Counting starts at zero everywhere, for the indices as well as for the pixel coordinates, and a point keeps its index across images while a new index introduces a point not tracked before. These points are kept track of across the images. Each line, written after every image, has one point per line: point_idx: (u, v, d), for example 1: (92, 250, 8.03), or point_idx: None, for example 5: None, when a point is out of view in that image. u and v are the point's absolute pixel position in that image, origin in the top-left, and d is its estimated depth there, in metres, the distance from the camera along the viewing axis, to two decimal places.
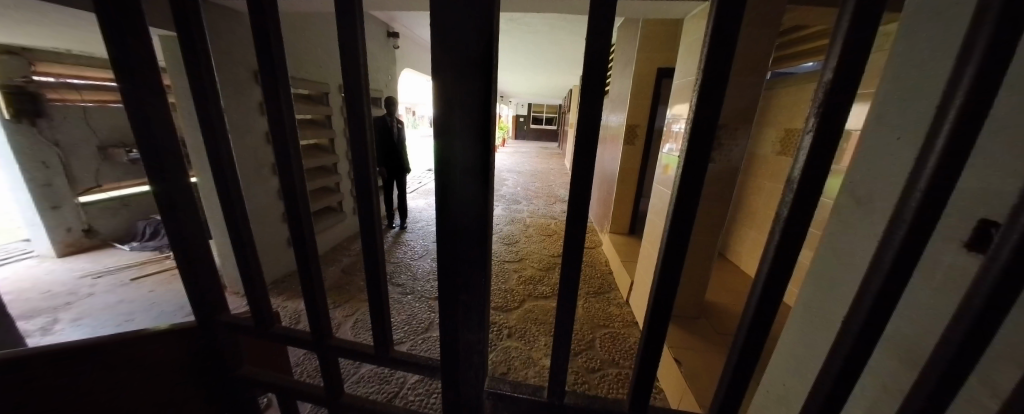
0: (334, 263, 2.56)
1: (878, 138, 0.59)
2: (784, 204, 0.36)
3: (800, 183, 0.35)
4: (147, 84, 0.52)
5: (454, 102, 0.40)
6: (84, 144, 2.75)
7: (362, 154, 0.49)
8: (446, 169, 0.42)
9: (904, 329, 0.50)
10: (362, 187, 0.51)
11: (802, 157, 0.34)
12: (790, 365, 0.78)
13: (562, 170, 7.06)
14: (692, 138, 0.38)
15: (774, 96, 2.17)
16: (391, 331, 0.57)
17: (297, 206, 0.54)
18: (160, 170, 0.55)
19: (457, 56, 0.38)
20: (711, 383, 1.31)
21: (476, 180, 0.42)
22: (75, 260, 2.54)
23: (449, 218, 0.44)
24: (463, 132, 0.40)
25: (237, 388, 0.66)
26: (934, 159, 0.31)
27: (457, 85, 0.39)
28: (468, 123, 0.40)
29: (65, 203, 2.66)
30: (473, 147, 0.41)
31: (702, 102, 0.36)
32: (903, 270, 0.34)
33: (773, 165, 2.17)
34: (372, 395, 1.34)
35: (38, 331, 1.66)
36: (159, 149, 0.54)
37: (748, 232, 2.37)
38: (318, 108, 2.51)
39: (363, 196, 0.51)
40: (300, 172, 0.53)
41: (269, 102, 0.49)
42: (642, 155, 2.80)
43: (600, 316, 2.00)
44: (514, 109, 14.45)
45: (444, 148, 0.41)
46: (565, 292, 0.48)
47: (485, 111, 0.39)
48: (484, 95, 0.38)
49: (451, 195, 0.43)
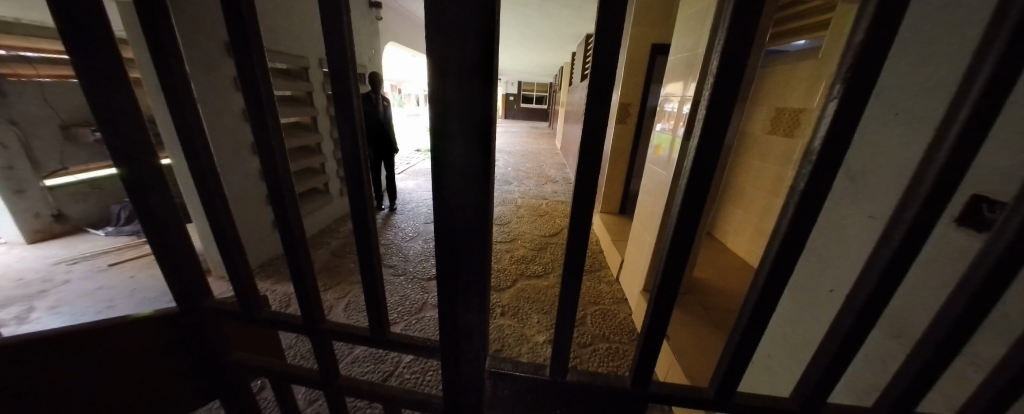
0: (322, 246, 2.51)
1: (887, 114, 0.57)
2: (800, 178, 0.35)
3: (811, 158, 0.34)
4: (102, 50, 0.46)
5: (449, 75, 0.36)
6: (44, 123, 2.55)
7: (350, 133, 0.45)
8: (443, 151, 0.39)
9: (906, 306, 0.55)
10: (351, 169, 0.48)
11: (822, 128, 0.33)
12: (779, 337, 0.80)
13: (552, 151, 7.01)
14: (704, 114, 0.36)
15: (767, 74, 2.17)
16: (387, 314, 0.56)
17: (281, 187, 0.50)
18: (124, 150, 0.50)
19: (453, 30, 0.35)
20: (698, 355, 1.37)
21: (475, 161, 0.39)
22: (47, 246, 2.42)
23: (446, 199, 0.42)
24: (460, 111, 0.38)
25: (227, 374, 0.64)
26: (956, 131, 0.30)
27: (454, 58, 0.36)
28: (468, 102, 0.37)
29: (30, 187, 2.51)
30: (474, 127, 0.38)
31: (720, 74, 0.34)
32: (913, 245, 0.34)
33: (762, 145, 2.19)
34: (368, 375, 1.35)
35: (13, 320, 1.59)
36: (122, 127, 0.49)
37: (736, 210, 2.42)
38: (298, 84, 2.38)
39: (352, 178, 0.48)
40: (283, 153, 0.50)
41: (243, 73, 0.44)
42: (634, 135, 2.79)
43: (590, 294, 2.05)
44: (503, 88, 14.13)
45: (440, 126, 0.38)
46: (568, 272, 0.47)
47: (485, 88, 0.36)
48: (483, 69, 0.36)
49: (449, 176, 0.41)
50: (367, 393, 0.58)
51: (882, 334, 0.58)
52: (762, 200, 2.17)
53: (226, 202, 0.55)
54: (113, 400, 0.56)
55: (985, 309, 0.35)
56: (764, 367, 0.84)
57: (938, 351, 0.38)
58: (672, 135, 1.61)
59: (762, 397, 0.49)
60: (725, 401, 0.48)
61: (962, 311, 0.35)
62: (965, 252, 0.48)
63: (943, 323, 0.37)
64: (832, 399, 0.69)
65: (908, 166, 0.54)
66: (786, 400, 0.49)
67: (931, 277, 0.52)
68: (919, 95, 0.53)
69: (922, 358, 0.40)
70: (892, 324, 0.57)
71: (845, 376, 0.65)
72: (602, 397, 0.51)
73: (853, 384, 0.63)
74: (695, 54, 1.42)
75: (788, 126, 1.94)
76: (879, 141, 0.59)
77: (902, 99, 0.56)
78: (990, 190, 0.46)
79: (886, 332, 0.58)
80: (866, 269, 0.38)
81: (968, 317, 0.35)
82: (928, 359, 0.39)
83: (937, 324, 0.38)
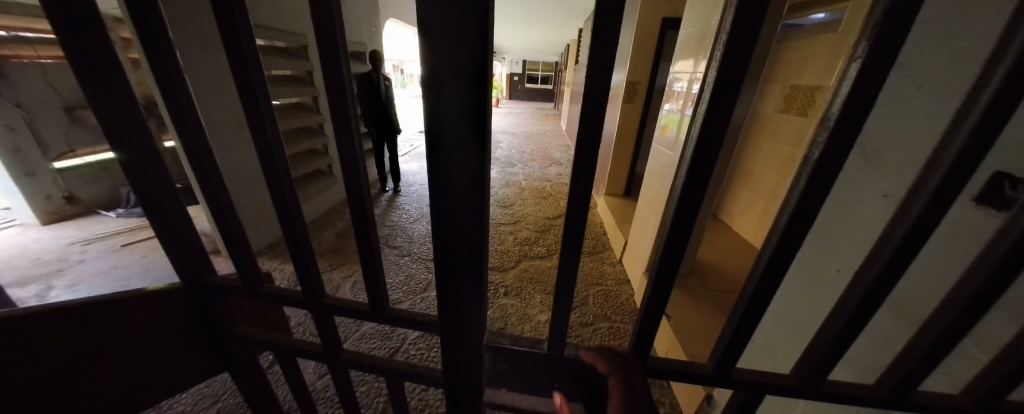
0: (328, 227, 2.54)
1: (913, 87, 0.54)
2: (816, 147, 0.33)
3: (826, 132, 0.32)
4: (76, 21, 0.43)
5: (441, 47, 0.34)
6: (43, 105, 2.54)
7: (342, 112, 0.43)
8: (436, 128, 0.38)
9: (916, 288, 0.54)
10: (345, 147, 0.46)
11: (842, 93, 0.30)
12: (782, 317, 0.80)
13: (557, 132, 6.89)
14: (715, 86, 0.33)
15: (783, 50, 2.07)
16: (386, 291, 0.56)
17: (275, 164, 0.49)
18: (116, 131, 0.48)
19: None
20: (699, 335, 1.38)
21: (471, 138, 0.38)
22: (61, 228, 2.48)
23: (441, 178, 0.41)
24: (453, 87, 0.36)
25: (236, 347, 0.66)
26: (989, 95, 0.28)
27: (446, 29, 0.33)
28: (461, 78, 0.35)
29: (39, 170, 2.55)
30: (468, 103, 0.36)
31: (735, 40, 0.31)
32: (931, 219, 0.32)
33: (773, 125, 2.12)
34: (375, 350, 1.40)
35: (33, 298, 1.65)
36: (112, 105, 0.47)
37: (743, 192, 2.38)
38: (297, 63, 2.34)
39: (346, 158, 0.46)
40: (275, 131, 0.48)
41: (228, 44, 0.41)
42: (641, 115, 2.71)
43: (593, 274, 2.06)
44: (508, 67, 13.79)
45: (434, 102, 0.36)
46: (567, 248, 0.47)
47: (480, 64, 0.34)
48: (478, 42, 0.33)
49: (444, 155, 0.39)
50: (369, 365, 0.60)
51: (888, 314, 0.57)
52: (771, 182, 2.12)
53: (223, 179, 0.54)
54: (127, 370, 0.58)
55: (1002, 288, 0.33)
56: (765, 346, 0.84)
57: (949, 330, 0.37)
58: (681, 115, 1.56)
59: (761, 373, 0.49)
60: (723, 377, 0.48)
61: (977, 290, 0.34)
62: (982, 232, 0.46)
63: (955, 301, 0.36)
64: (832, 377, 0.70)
65: (930, 142, 0.51)
66: (785, 376, 0.49)
67: (944, 256, 0.50)
68: (950, 65, 0.50)
69: (930, 337, 0.39)
70: (900, 305, 0.56)
71: (847, 355, 0.65)
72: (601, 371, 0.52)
73: (854, 363, 0.63)
74: (708, 27, 1.36)
75: (802, 105, 1.87)
76: (901, 117, 0.56)
77: (929, 70, 0.52)
78: (1016, 165, 0.43)
79: (893, 312, 0.57)
80: (876, 247, 0.37)
81: (985, 297, 0.34)
82: (935, 338, 0.38)
83: (949, 303, 0.37)
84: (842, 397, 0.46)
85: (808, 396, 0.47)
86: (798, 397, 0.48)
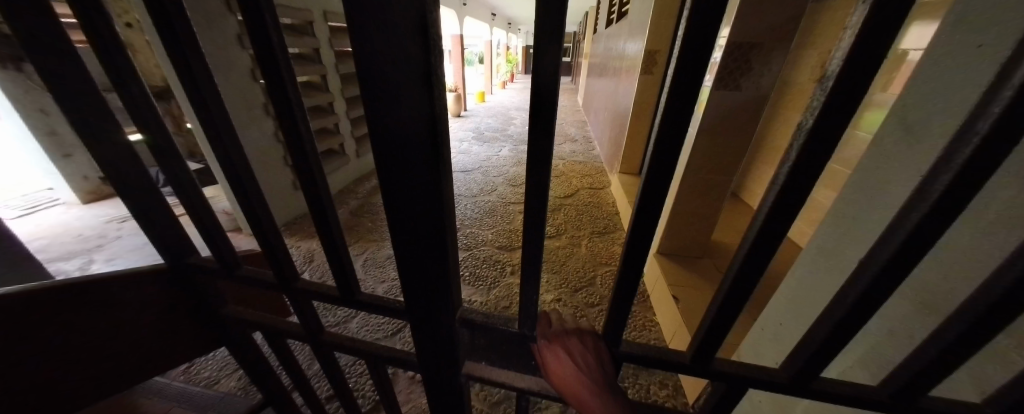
0: (343, 205, 2.61)
1: (963, 49, 0.47)
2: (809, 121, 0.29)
3: (826, 103, 0.28)
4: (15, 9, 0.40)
5: (380, 27, 0.31)
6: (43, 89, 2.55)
7: (285, 103, 0.40)
8: (383, 113, 0.36)
9: (935, 280, 0.49)
10: (292, 134, 0.42)
11: (838, 60, 0.26)
12: (793, 306, 0.75)
13: (573, 108, 6.67)
14: (691, 60, 0.29)
15: (822, 10, 1.86)
16: (355, 279, 0.55)
17: (228, 152, 0.47)
18: (82, 123, 0.47)
19: None
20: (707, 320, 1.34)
21: (424, 127, 0.35)
22: (100, 206, 2.66)
23: (393, 166, 0.39)
24: (397, 70, 0.33)
25: (226, 326, 0.69)
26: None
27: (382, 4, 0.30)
28: (398, 63, 0.32)
29: (75, 150, 2.69)
30: (414, 93, 0.34)
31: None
32: (950, 207, 0.28)
33: (806, 96, 1.95)
34: (378, 333, 1.47)
35: (77, 271, 1.80)
36: (71, 94, 0.45)
37: (767, 170, 2.24)
38: (303, 40, 2.33)
39: (295, 147, 0.43)
40: (223, 114, 0.45)
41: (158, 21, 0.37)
42: (660, 87, 2.55)
43: (603, 255, 2.03)
44: (523, 39, 13.25)
45: (375, 81, 0.34)
46: (533, 235, 0.45)
47: (420, 43, 0.31)
48: (418, 19, 0.29)
49: (393, 144, 0.37)
50: (349, 348, 0.60)
51: (899, 305, 0.54)
52: None
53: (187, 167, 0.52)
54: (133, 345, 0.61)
55: None
56: (774, 336, 0.80)
57: (970, 330, 0.33)
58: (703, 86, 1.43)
59: (748, 366, 0.48)
60: (702, 365, 0.47)
61: (1007, 290, 0.30)
62: (1017, 223, 0.41)
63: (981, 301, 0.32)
64: (833, 372, 0.67)
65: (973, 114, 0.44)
66: (773, 371, 0.47)
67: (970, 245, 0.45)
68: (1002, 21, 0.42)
69: (944, 338, 0.35)
70: (915, 296, 0.52)
71: (854, 350, 0.61)
72: (577, 348, 0.51)
73: (862, 358, 0.60)
74: None
75: None
76: (948, 81, 0.48)
77: (982, 23, 0.44)
78: None
79: (907, 304, 0.53)
80: (883, 237, 0.33)
81: (1014, 298, 0.30)
82: (950, 338, 0.35)
83: (970, 301, 0.33)
84: (834, 394, 0.44)
85: (795, 389, 0.46)
86: (785, 391, 0.47)
